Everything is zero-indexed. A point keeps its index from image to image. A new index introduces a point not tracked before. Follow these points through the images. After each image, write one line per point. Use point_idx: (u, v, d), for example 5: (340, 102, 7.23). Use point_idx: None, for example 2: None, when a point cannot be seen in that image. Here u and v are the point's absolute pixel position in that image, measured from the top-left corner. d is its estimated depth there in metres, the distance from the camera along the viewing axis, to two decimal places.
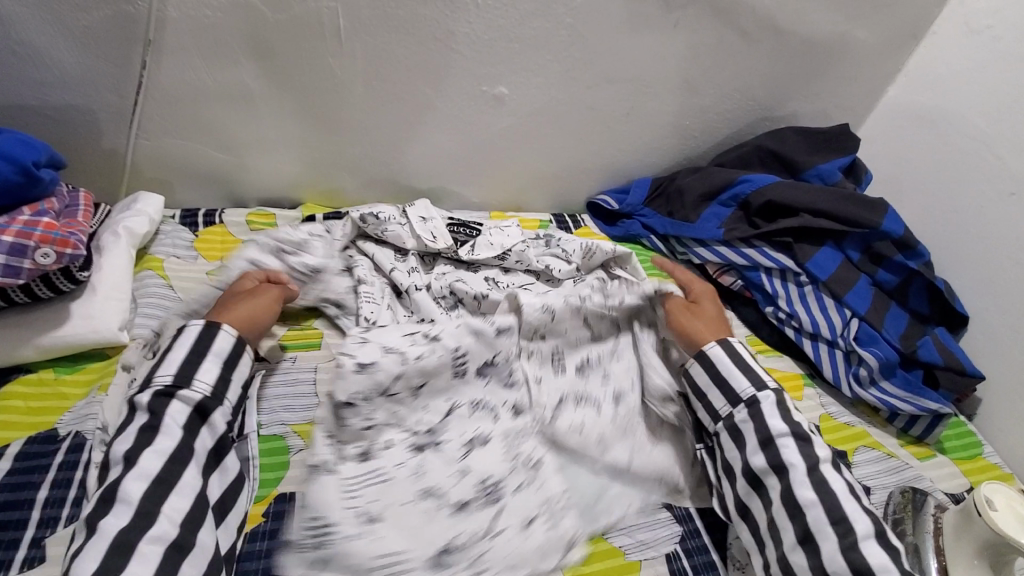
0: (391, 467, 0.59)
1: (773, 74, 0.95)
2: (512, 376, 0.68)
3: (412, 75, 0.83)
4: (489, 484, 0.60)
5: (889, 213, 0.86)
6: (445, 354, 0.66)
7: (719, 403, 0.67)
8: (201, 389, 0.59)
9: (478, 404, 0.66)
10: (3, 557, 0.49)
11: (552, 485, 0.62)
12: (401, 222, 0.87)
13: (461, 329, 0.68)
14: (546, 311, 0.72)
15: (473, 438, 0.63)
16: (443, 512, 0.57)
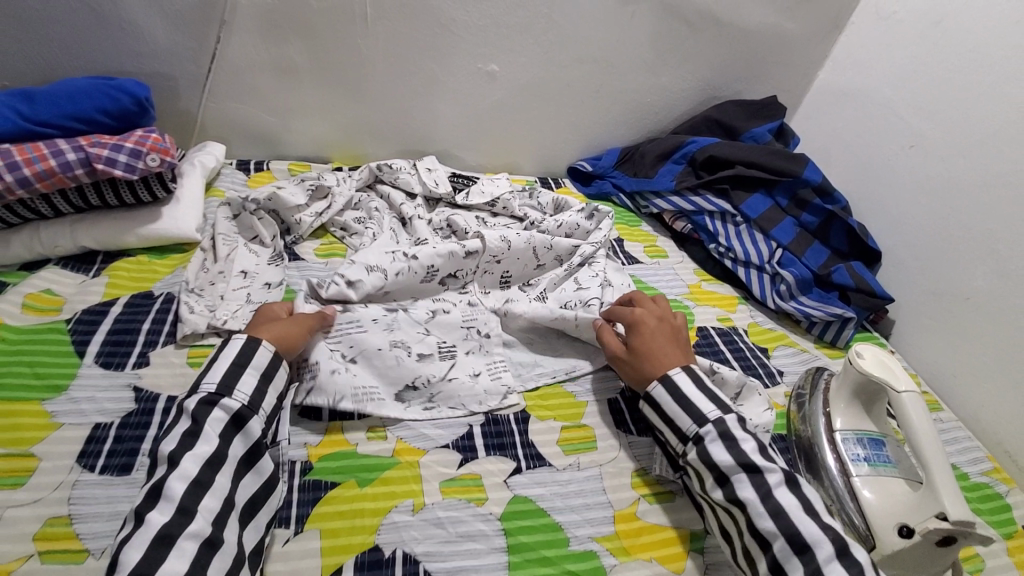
0: (366, 320, 0.76)
1: (719, 58, 1.16)
2: (466, 286, 0.88)
3: (422, 53, 1.05)
4: (446, 346, 0.78)
5: (809, 165, 1.05)
6: (418, 267, 0.83)
7: (672, 438, 0.67)
8: (207, 388, 0.57)
9: (436, 299, 0.84)
10: (121, 360, 0.69)
11: (496, 354, 0.79)
12: (411, 172, 1.07)
13: (439, 249, 0.85)
14: (504, 241, 0.89)
15: (435, 309, 0.81)
16: (410, 357, 0.74)
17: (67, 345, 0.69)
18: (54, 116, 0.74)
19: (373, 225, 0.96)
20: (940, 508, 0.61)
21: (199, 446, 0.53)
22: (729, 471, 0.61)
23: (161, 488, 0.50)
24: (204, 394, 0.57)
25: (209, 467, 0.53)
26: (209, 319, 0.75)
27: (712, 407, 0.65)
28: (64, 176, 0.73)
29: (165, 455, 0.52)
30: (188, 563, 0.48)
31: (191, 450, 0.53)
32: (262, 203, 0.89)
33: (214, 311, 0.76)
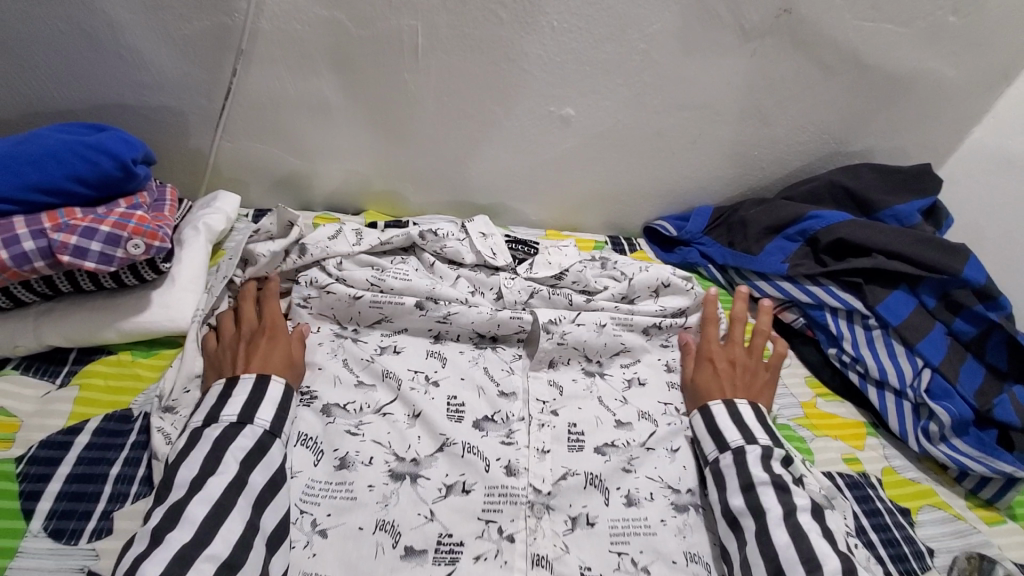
0: (361, 487, 0.62)
1: (853, 108, 0.91)
2: (512, 434, 0.70)
3: (482, 93, 0.84)
4: (447, 543, 0.60)
5: (970, 261, 0.81)
6: (437, 398, 0.71)
7: (708, 446, 0.70)
8: (227, 417, 0.59)
9: (471, 448, 0.67)
10: (75, 526, 0.53)
11: (518, 564, 0.60)
12: (460, 237, 0.87)
13: (467, 381, 0.74)
14: (553, 387, 0.77)
15: (453, 485, 0.64)
16: (393, 552, 0.58)
17: (11, 500, 0.53)
18: (10, 187, 0.57)
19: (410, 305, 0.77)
20: None
21: (221, 473, 0.55)
22: (749, 484, 0.64)
23: None
24: (259, 429, 0.60)
25: (217, 508, 0.53)
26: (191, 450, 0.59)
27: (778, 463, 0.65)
28: (20, 270, 0.56)
29: (185, 481, 0.54)
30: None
31: (212, 477, 0.55)
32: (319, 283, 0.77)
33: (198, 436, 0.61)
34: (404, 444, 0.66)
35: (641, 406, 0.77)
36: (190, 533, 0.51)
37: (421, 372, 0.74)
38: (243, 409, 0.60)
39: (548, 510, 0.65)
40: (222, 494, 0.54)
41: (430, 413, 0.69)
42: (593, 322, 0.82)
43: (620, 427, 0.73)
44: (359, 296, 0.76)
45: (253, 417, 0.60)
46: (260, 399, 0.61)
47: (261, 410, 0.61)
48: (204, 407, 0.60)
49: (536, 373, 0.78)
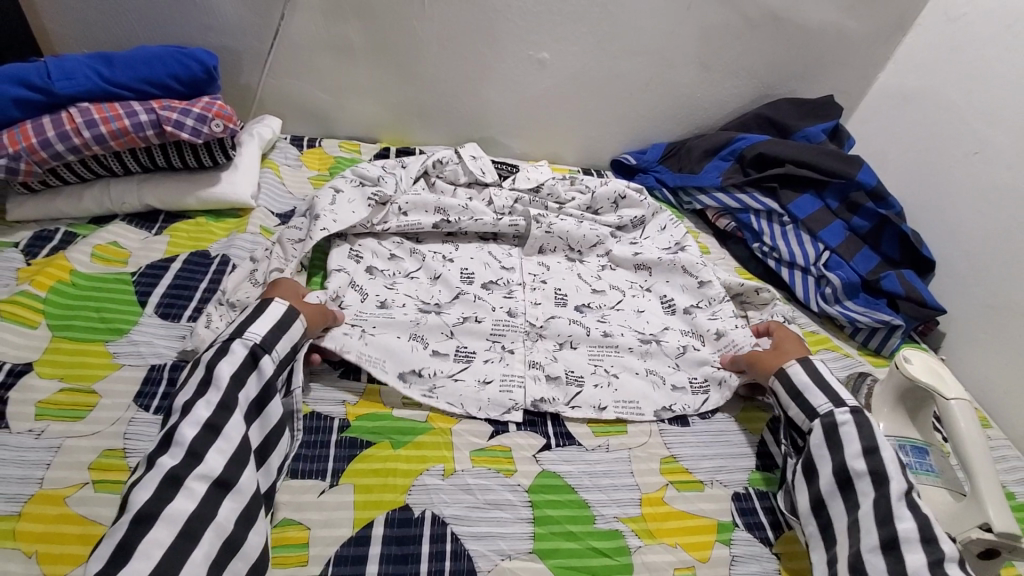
0: (397, 313, 0.77)
1: (775, 56, 1.13)
2: (512, 292, 0.86)
3: (476, 38, 1.06)
4: (464, 350, 0.75)
5: (863, 167, 1.02)
6: (451, 268, 0.87)
7: (819, 401, 0.67)
8: (235, 335, 0.59)
9: (480, 296, 0.83)
10: (177, 312, 0.73)
11: (516, 367, 0.75)
12: (457, 162, 1.05)
13: (474, 259, 0.90)
14: (541, 267, 0.92)
15: (468, 318, 0.79)
16: (424, 349, 0.73)
17: (130, 295, 0.73)
18: (130, 79, 0.79)
19: (427, 224, 0.91)
20: (984, 519, 0.60)
21: (207, 395, 0.54)
22: (873, 446, 0.61)
23: (172, 434, 0.52)
24: (247, 343, 0.58)
25: (209, 429, 0.53)
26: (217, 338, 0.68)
27: (826, 401, 0.66)
28: (136, 136, 0.78)
29: (178, 405, 0.54)
30: (197, 501, 0.50)
31: (201, 399, 0.54)
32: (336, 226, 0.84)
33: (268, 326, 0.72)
34: (429, 295, 0.82)
35: (612, 282, 0.92)
36: (174, 461, 0.51)
37: (439, 253, 0.90)
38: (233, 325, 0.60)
39: (542, 336, 0.80)
40: (211, 415, 0.54)
41: (448, 275, 0.85)
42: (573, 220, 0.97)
43: (595, 293, 0.89)
44: (387, 228, 0.90)
45: (244, 331, 0.59)
46: (255, 314, 0.61)
47: (255, 325, 0.60)
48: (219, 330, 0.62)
49: (529, 259, 0.93)
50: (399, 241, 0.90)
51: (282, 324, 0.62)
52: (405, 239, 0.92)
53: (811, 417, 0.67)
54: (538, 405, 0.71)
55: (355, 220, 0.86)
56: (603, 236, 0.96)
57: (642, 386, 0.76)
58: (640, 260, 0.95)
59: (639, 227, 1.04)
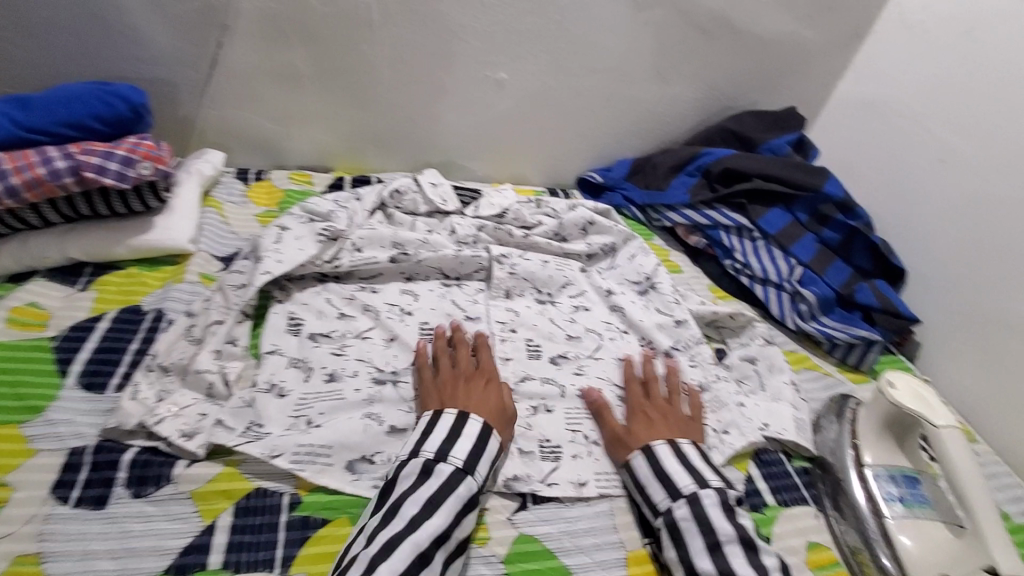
0: (349, 391, 0.69)
1: (736, 68, 1.12)
2: None
3: (431, 60, 1.02)
4: None
5: (831, 179, 1.01)
6: (412, 323, 0.80)
7: (659, 495, 0.62)
8: (454, 461, 0.59)
9: None
10: (103, 382, 0.65)
11: None
12: (415, 190, 1.01)
13: (436, 310, 0.84)
14: (511, 313, 0.86)
15: None
16: (380, 429, 0.65)
17: (49, 364, 0.65)
18: (49, 123, 0.73)
19: (383, 259, 0.86)
20: (990, 561, 0.58)
21: (433, 521, 0.54)
22: (716, 543, 0.57)
23: (395, 546, 0.52)
24: (453, 465, 0.58)
25: (388, 547, 0.52)
26: (147, 412, 0.61)
27: (692, 481, 0.62)
28: (53, 185, 0.71)
29: (408, 515, 0.54)
30: None
31: (428, 522, 0.54)
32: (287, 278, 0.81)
33: (210, 394, 0.66)
34: (385, 359, 0.74)
35: (588, 325, 0.88)
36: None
37: (397, 305, 0.83)
38: (469, 455, 0.60)
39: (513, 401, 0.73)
40: (427, 545, 0.53)
41: (406, 334, 0.77)
42: (538, 259, 0.94)
43: (570, 340, 0.84)
44: (340, 263, 0.84)
45: (465, 463, 0.59)
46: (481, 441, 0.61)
47: (459, 451, 0.59)
48: (419, 430, 0.62)
49: (497, 304, 0.87)
50: (350, 296, 0.81)
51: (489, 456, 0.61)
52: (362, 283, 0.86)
53: (671, 497, 0.61)
54: (511, 485, 0.64)
55: (303, 257, 0.80)
56: (571, 274, 0.93)
57: None
58: (608, 287, 0.93)
59: (610, 253, 0.99)
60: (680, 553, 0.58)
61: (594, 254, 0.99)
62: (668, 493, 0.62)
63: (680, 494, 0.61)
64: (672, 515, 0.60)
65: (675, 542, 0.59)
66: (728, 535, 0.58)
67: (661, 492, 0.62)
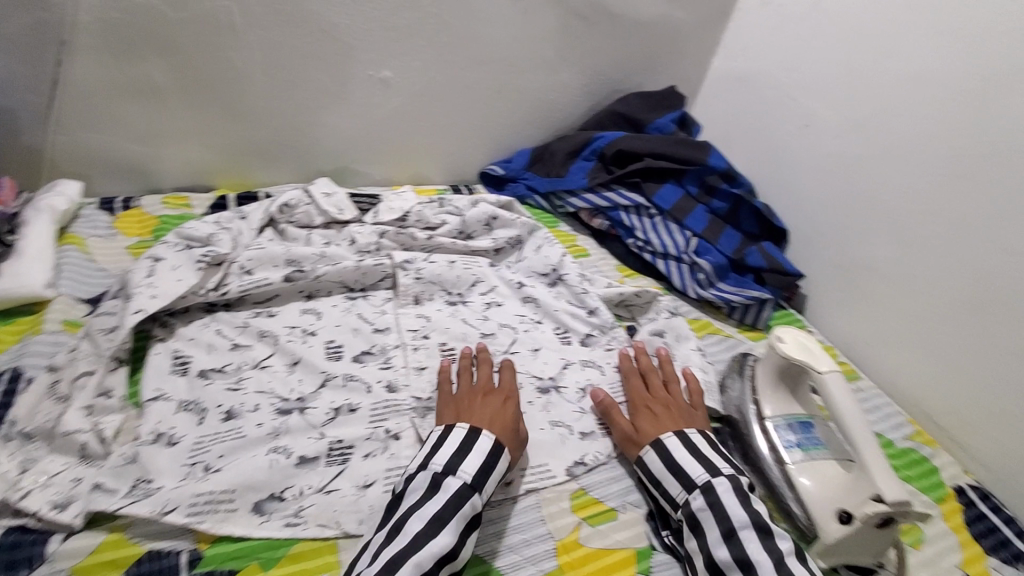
0: (250, 427, 0.64)
1: (617, 51, 1.15)
2: (389, 360, 0.77)
3: (308, 63, 0.96)
4: (339, 447, 0.64)
5: (714, 152, 1.07)
6: (316, 344, 0.76)
7: (675, 489, 0.63)
8: (464, 476, 0.58)
9: (352, 376, 0.72)
10: None
11: (404, 455, 0.65)
12: (308, 202, 0.96)
13: (341, 326, 0.80)
14: (422, 318, 0.84)
15: (340, 407, 0.68)
16: (287, 463, 0.61)
17: None
18: None
19: (277, 279, 0.81)
20: (874, 490, 0.61)
21: (439, 538, 0.53)
22: (731, 532, 0.57)
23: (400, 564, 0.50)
24: (459, 479, 0.58)
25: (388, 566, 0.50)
26: (8, 487, 0.55)
27: (703, 470, 0.62)
28: None
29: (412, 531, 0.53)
30: None
31: (434, 539, 0.53)
32: (166, 312, 0.75)
33: (84, 455, 0.59)
34: (288, 387, 0.70)
35: (501, 320, 0.87)
36: None
37: (298, 326, 0.78)
38: (447, 459, 0.59)
39: (431, 410, 0.70)
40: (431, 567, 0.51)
41: (309, 356, 0.73)
42: (444, 259, 0.92)
43: (484, 338, 0.83)
44: (229, 289, 0.78)
45: (459, 470, 0.58)
46: (467, 452, 0.60)
47: (467, 465, 0.59)
48: (427, 446, 0.62)
49: (407, 310, 0.84)
50: (244, 324, 0.76)
51: (491, 469, 0.60)
52: (257, 309, 0.80)
53: (688, 489, 0.62)
54: None
55: (182, 289, 0.74)
56: (480, 271, 0.92)
57: (548, 443, 0.71)
58: (518, 279, 0.93)
59: (517, 245, 1.00)
60: (700, 542, 0.59)
61: (501, 248, 0.99)
62: (684, 487, 0.63)
63: (695, 485, 0.62)
64: (690, 507, 0.61)
65: (696, 531, 0.60)
66: (744, 523, 0.58)
67: (677, 484, 0.63)
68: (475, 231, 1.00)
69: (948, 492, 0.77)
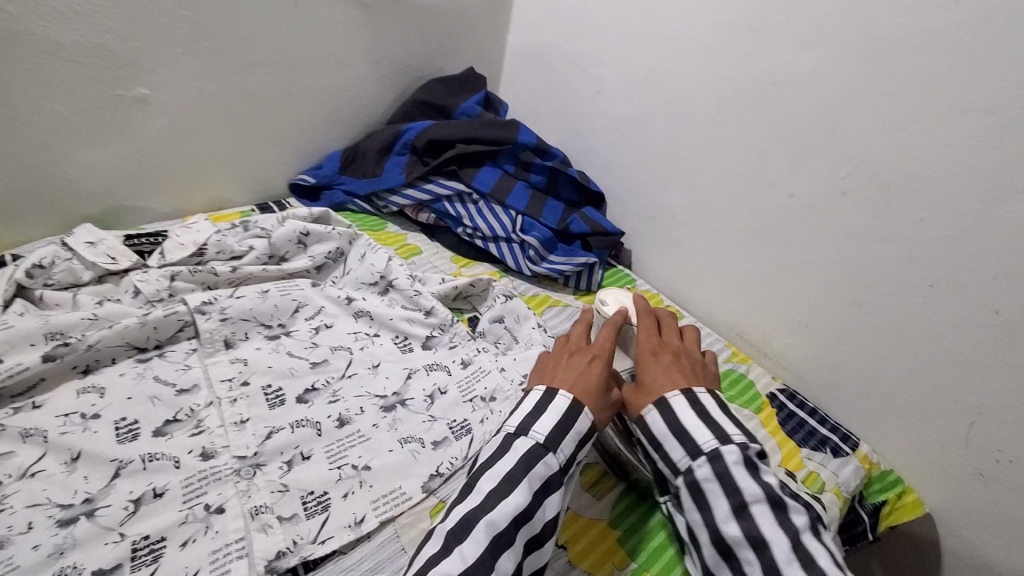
0: (20, 554, 0.52)
1: (409, 37, 1.10)
2: (201, 423, 0.67)
3: (29, 91, 0.78)
4: (148, 543, 0.55)
5: (521, 129, 1.08)
6: (103, 428, 0.63)
7: (677, 455, 0.57)
8: (536, 436, 0.57)
9: (153, 455, 0.62)
10: None
11: (232, 528, 0.57)
12: (69, 257, 0.80)
13: (135, 397, 0.67)
14: (238, 363, 0.74)
15: (142, 496, 0.58)
16: None
17: None
18: None
19: (32, 362, 0.66)
20: None
21: (517, 498, 0.53)
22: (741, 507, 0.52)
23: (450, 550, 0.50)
24: (533, 440, 0.57)
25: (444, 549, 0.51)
26: None
27: (711, 437, 0.55)
28: None
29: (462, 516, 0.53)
30: None
31: (505, 504, 0.53)
32: None
33: None
34: (69, 490, 0.57)
35: (333, 343, 0.81)
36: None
37: (75, 412, 0.65)
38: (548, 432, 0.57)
39: (259, 467, 0.63)
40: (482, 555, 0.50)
41: (94, 445, 0.61)
42: (255, 291, 0.82)
43: (315, 369, 0.76)
44: None
45: (531, 430, 0.58)
46: (540, 411, 0.59)
47: (541, 424, 0.58)
48: (525, 405, 0.61)
49: (218, 359, 0.74)
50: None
51: (569, 420, 0.59)
52: (15, 403, 0.65)
53: (693, 456, 0.56)
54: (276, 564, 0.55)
55: None
56: (300, 295, 0.84)
57: (399, 464, 0.67)
58: (344, 294, 0.87)
59: (340, 259, 0.93)
60: (705, 515, 0.54)
61: (322, 265, 0.91)
62: (689, 453, 0.56)
63: (700, 452, 0.55)
64: (694, 476, 0.55)
65: (698, 503, 0.55)
66: (755, 496, 0.52)
67: (681, 449, 0.57)
68: (290, 252, 0.91)
69: (763, 401, 0.87)
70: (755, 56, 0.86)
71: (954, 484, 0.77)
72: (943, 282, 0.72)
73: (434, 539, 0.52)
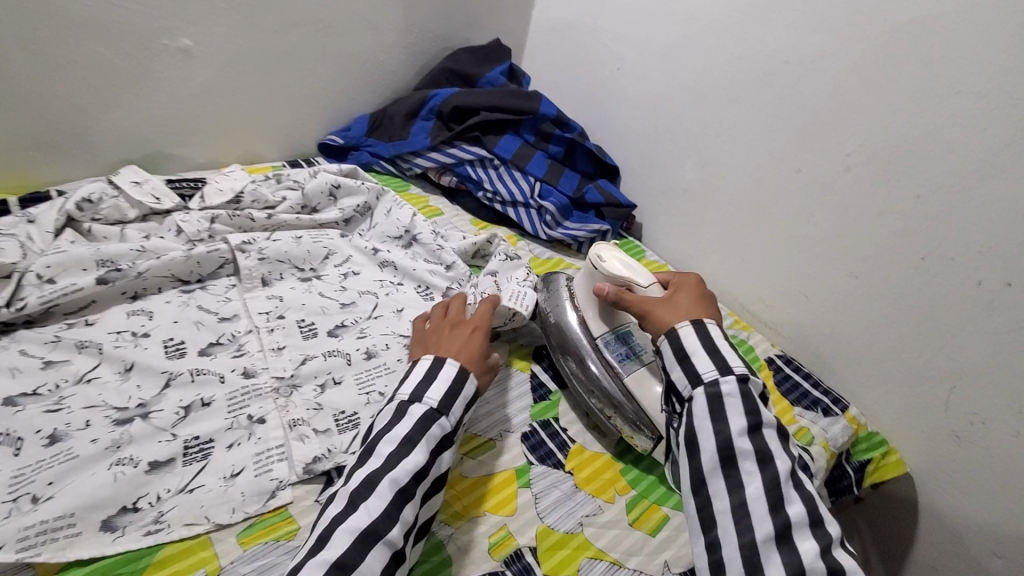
0: (83, 445, 0.57)
1: (438, 7, 1.14)
2: (242, 347, 0.73)
3: (85, 36, 0.83)
4: (197, 444, 0.60)
5: (543, 100, 1.12)
6: (152, 345, 0.69)
7: (705, 367, 0.59)
8: (430, 401, 0.59)
9: (200, 370, 0.67)
10: None
11: (272, 437, 0.64)
12: (116, 195, 0.84)
13: (181, 321, 0.73)
14: (274, 298, 0.80)
15: (191, 404, 0.64)
16: (137, 471, 0.56)
17: None
18: None
19: (87, 284, 0.71)
20: None
21: (415, 455, 0.55)
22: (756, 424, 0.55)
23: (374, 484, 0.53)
24: (426, 405, 0.59)
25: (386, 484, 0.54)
26: None
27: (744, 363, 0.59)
28: None
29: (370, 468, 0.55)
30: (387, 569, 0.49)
31: (407, 460, 0.55)
32: None
33: None
34: (124, 396, 0.63)
35: (360, 287, 0.86)
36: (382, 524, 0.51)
37: (126, 330, 0.70)
38: (441, 395, 0.60)
39: (295, 387, 0.69)
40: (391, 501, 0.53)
41: (146, 359, 0.67)
42: (290, 235, 0.87)
43: (345, 308, 0.81)
44: (26, 302, 0.67)
45: (425, 395, 0.60)
46: (432, 377, 0.61)
47: (433, 390, 0.60)
48: (416, 372, 0.62)
49: (255, 294, 0.80)
50: (53, 338, 0.66)
51: (457, 387, 0.62)
52: (70, 319, 0.70)
53: (723, 371, 0.58)
54: (313, 467, 0.62)
55: None
56: (331, 242, 0.89)
57: None
58: (371, 245, 0.92)
59: (367, 212, 0.98)
60: (719, 425, 0.55)
61: (350, 217, 0.96)
62: (690, 380, 0.59)
63: (732, 370, 0.58)
64: (718, 388, 0.57)
65: (715, 415, 0.56)
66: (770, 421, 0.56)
67: (709, 363, 0.59)
68: (320, 203, 0.96)
69: (762, 363, 0.93)
70: (769, 36, 0.90)
71: (933, 446, 0.82)
72: (933, 254, 0.77)
73: (340, 498, 0.53)
